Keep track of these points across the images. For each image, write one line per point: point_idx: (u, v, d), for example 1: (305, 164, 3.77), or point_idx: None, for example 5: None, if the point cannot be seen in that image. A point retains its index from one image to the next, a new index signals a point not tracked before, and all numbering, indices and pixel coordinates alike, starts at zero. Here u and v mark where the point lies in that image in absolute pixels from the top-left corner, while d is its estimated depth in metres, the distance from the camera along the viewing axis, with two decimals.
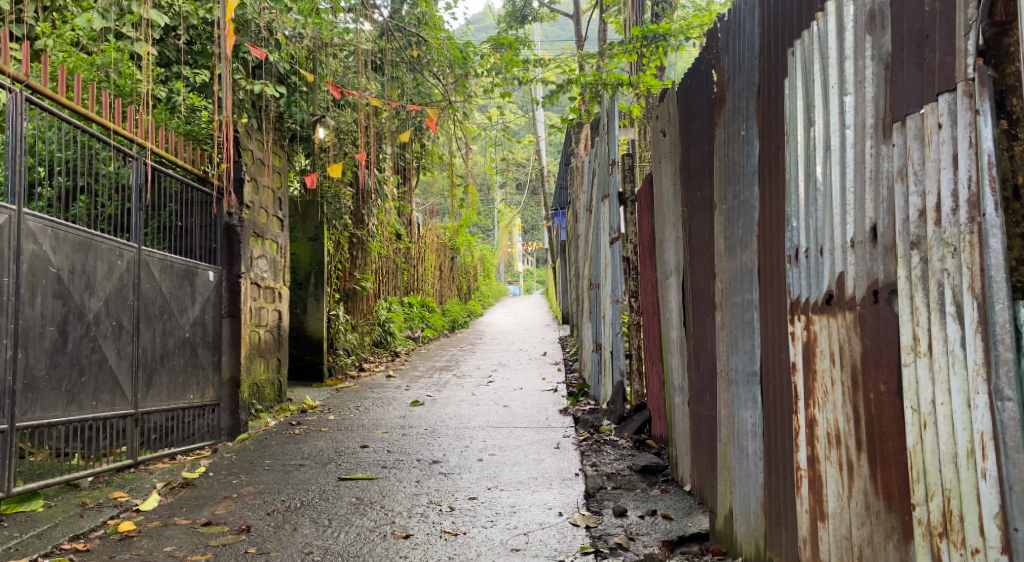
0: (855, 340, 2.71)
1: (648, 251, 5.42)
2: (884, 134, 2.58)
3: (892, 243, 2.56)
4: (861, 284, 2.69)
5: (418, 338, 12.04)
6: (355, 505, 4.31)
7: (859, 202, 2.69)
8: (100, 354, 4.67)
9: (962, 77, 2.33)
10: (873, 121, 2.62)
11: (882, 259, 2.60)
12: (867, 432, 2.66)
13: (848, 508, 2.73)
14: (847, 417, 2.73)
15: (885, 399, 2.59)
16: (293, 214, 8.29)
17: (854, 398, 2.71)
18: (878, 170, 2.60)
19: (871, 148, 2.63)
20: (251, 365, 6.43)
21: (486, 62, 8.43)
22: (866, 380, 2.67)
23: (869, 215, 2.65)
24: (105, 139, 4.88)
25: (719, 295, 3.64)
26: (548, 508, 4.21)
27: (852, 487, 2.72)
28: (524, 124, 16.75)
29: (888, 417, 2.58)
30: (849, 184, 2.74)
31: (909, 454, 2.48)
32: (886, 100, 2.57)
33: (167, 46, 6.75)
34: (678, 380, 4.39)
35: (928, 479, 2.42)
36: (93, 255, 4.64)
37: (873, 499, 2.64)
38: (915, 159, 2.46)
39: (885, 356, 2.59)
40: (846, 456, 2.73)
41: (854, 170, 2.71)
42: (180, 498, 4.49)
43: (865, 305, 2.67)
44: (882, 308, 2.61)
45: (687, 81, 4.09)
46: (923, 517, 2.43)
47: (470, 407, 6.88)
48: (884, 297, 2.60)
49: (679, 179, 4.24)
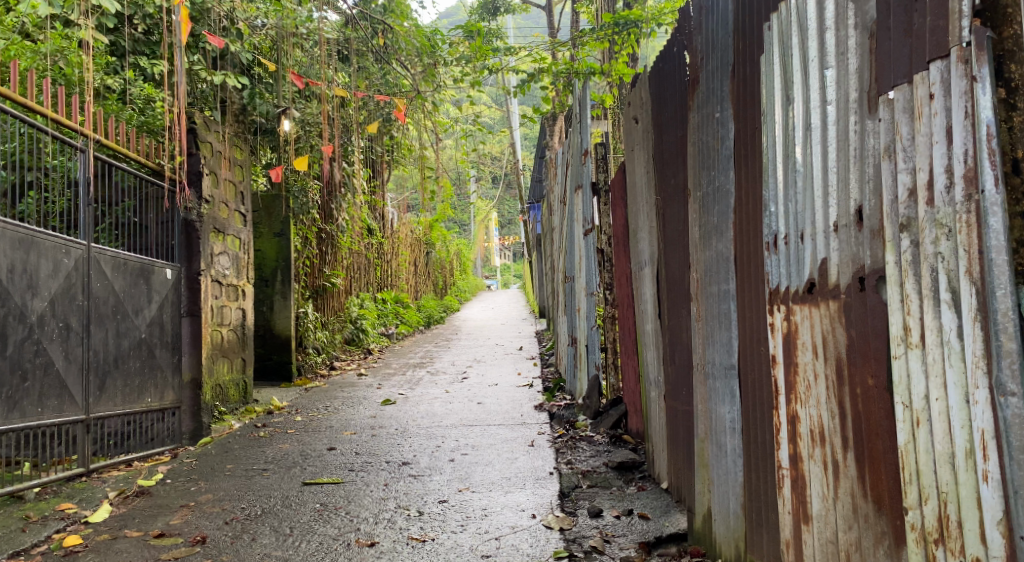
0: (841, 330, 2.54)
1: (623, 242, 5.23)
2: (869, 108, 2.40)
3: (879, 226, 2.39)
4: (847, 270, 2.51)
5: (391, 336, 11.81)
6: (318, 511, 4.10)
7: (843, 182, 2.52)
8: (45, 358, 4.45)
9: (956, 41, 2.15)
10: (857, 95, 2.44)
11: (869, 244, 2.43)
12: (854, 430, 2.48)
13: (833, 510, 2.56)
14: (832, 413, 2.56)
15: (874, 395, 2.42)
16: (257, 209, 8.04)
17: (840, 393, 2.54)
18: (863, 147, 2.43)
19: (855, 124, 2.45)
20: (213, 366, 6.20)
21: (454, 51, 8.20)
22: (852, 374, 2.49)
23: (854, 196, 2.47)
24: (47, 128, 4.64)
25: (694, 285, 3.46)
26: (520, 510, 4.01)
27: (838, 487, 2.54)
28: (498, 118, 16.50)
29: (877, 413, 2.41)
30: (831, 165, 2.56)
31: (900, 454, 2.31)
32: (871, 71, 2.39)
33: (120, 35, 6.52)
34: (653, 375, 4.22)
35: (922, 481, 2.25)
36: (35, 253, 4.39)
37: (861, 501, 2.46)
38: (904, 134, 2.29)
39: (873, 348, 2.42)
40: (831, 456, 2.56)
41: (836, 148, 2.53)
42: (133, 507, 4.27)
43: (850, 292, 2.50)
44: (869, 297, 2.43)
45: (658, 63, 3.89)
46: (916, 522, 2.26)
47: (442, 405, 6.68)
48: (870, 284, 2.42)
49: (652, 167, 4.05)
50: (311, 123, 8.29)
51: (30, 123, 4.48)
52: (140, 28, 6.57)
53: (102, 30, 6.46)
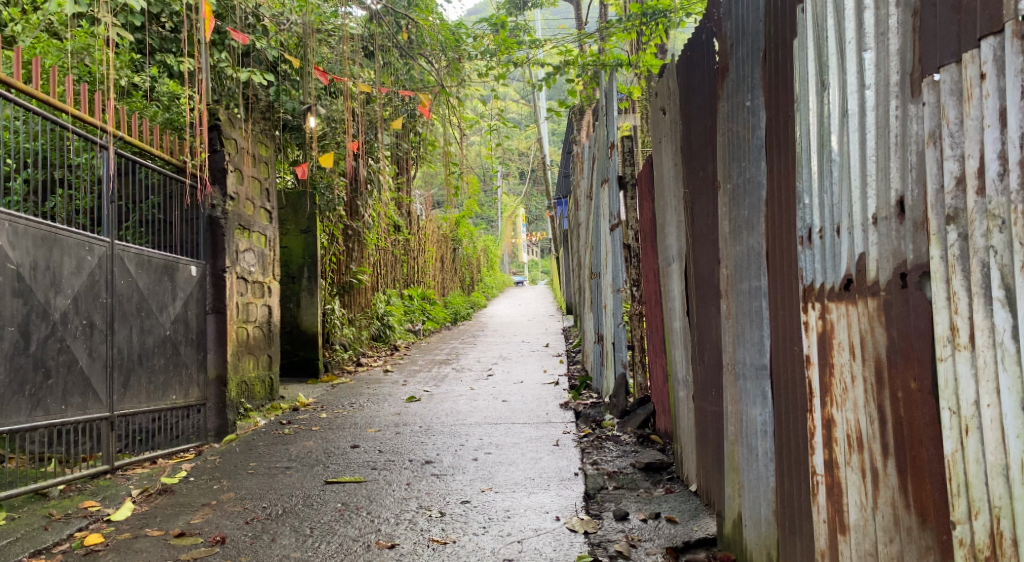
0: (880, 330, 2.44)
1: (650, 237, 5.13)
2: (912, 92, 2.31)
3: (922, 219, 2.29)
4: (887, 266, 2.42)
5: (418, 331, 11.77)
6: (339, 511, 4.04)
7: (882, 171, 2.42)
8: (69, 356, 4.44)
9: (1011, 15, 2.07)
10: (898, 77, 2.35)
11: (911, 237, 2.33)
12: (895, 436, 2.39)
13: (872, 521, 2.47)
14: (871, 417, 2.47)
15: (917, 399, 2.32)
16: (283, 206, 8.01)
17: (879, 397, 2.44)
18: (905, 134, 2.33)
19: (896, 109, 2.35)
20: (240, 363, 6.16)
21: (480, 45, 8.12)
22: (892, 377, 2.39)
23: (895, 187, 2.38)
24: (70, 126, 4.62)
25: (724, 281, 3.36)
26: (544, 512, 3.94)
27: (877, 497, 2.45)
28: (527, 113, 16.39)
29: (920, 420, 2.32)
30: (870, 153, 2.46)
31: (947, 464, 2.22)
32: (915, 52, 2.30)
33: (146, 33, 6.53)
34: (682, 373, 4.12)
35: (971, 494, 2.17)
36: (59, 250, 4.39)
37: (903, 511, 2.37)
38: (951, 118, 2.20)
39: (916, 350, 2.33)
40: (870, 462, 2.47)
41: (875, 136, 2.44)
42: (156, 506, 4.24)
43: (891, 290, 2.40)
44: (912, 294, 2.33)
45: (687, 52, 3.79)
46: (965, 538, 2.19)
47: (467, 403, 6.61)
48: (913, 280, 2.33)
49: (681, 159, 3.95)
50: (336, 119, 8.26)
51: (53, 121, 4.47)
52: (166, 25, 6.56)
53: (129, 28, 6.47)
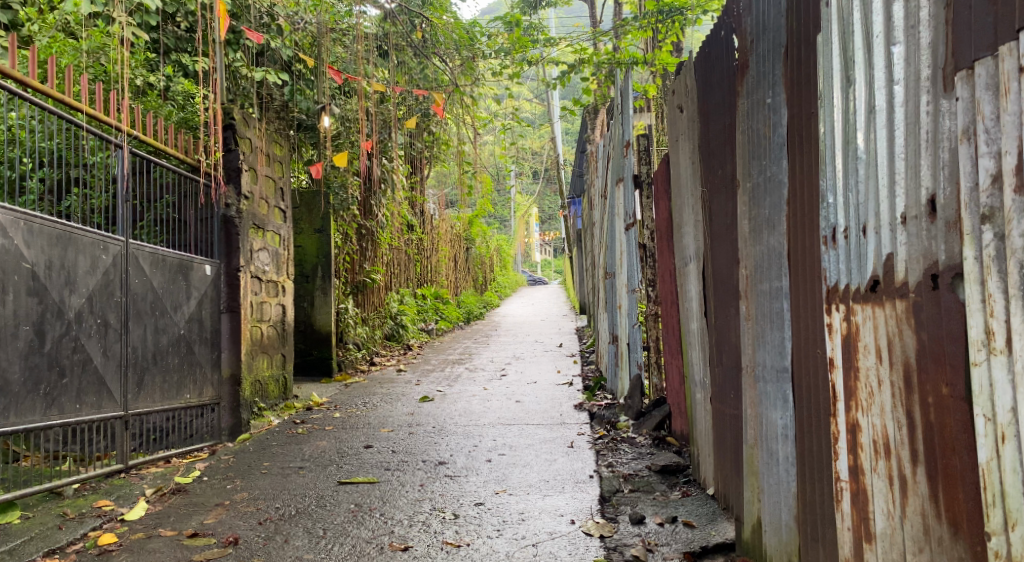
0: (909, 333, 2.40)
1: (666, 237, 5.09)
2: (944, 87, 2.28)
3: (955, 218, 2.26)
4: (916, 267, 2.38)
5: (431, 331, 11.75)
6: (352, 513, 4.02)
7: (912, 169, 2.38)
8: (83, 355, 4.43)
9: None
10: (930, 71, 2.31)
11: (944, 238, 2.30)
12: (925, 442, 2.35)
13: (900, 529, 2.43)
14: (899, 423, 2.43)
15: (949, 405, 2.29)
16: (297, 206, 8.00)
17: (908, 401, 2.40)
18: (936, 130, 2.30)
19: (928, 104, 2.32)
20: (254, 362, 6.15)
21: (495, 44, 8.09)
22: (922, 382, 2.36)
23: (926, 185, 2.34)
24: (85, 125, 4.61)
25: (743, 282, 3.32)
26: (559, 515, 3.90)
27: (906, 505, 2.41)
28: (542, 113, 16.34)
29: (953, 426, 2.28)
30: (898, 151, 2.42)
31: (982, 472, 2.19)
32: (947, 45, 2.26)
33: (162, 33, 6.53)
34: (699, 375, 4.08)
35: (1008, 504, 2.14)
36: (73, 249, 4.38)
37: (933, 520, 2.33)
38: (987, 114, 2.17)
39: (948, 354, 2.29)
40: (898, 469, 2.43)
41: (904, 132, 2.40)
42: (169, 505, 4.22)
43: (921, 291, 2.36)
44: (944, 296, 2.30)
45: (705, 48, 3.75)
46: (1000, 549, 2.15)
47: (481, 403, 6.58)
48: (945, 282, 2.29)
49: (698, 158, 3.91)
50: (350, 118, 8.24)
51: (69, 121, 4.46)
52: (182, 25, 6.56)
53: (144, 28, 6.47)
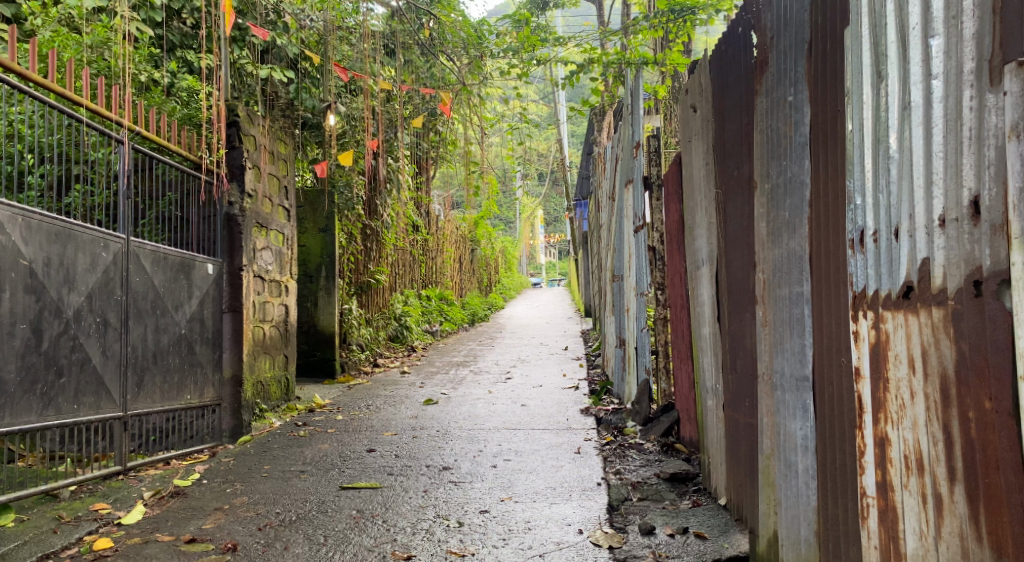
0: (948, 344, 2.34)
1: (676, 239, 4.98)
2: (990, 81, 2.23)
3: (1002, 220, 2.21)
4: (956, 273, 2.32)
5: (436, 333, 11.64)
6: (355, 519, 3.92)
7: (953, 168, 2.32)
8: (82, 354, 4.34)
9: None
10: (974, 64, 2.27)
11: (988, 242, 2.25)
12: (964, 459, 2.30)
13: (935, 551, 2.37)
14: (934, 438, 2.37)
15: (993, 420, 2.23)
16: (302, 205, 7.91)
17: (946, 416, 2.34)
18: (981, 127, 2.25)
19: (972, 99, 2.27)
20: (256, 363, 6.05)
21: (503, 43, 7.97)
22: (962, 396, 2.30)
23: (969, 185, 2.29)
24: (85, 120, 4.50)
25: (759, 286, 3.22)
26: (567, 524, 3.80)
27: (941, 526, 2.35)
28: (549, 114, 16.24)
29: (998, 444, 2.22)
30: (936, 149, 2.37)
31: None
32: (995, 37, 2.22)
33: (168, 29, 6.44)
34: (711, 381, 3.98)
35: None
36: (73, 246, 4.29)
37: (974, 542, 2.28)
38: None
39: (991, 367, 2.23)
40: (934, 487, 2.37)
41: (943, 129, 2.34)
42: (167, 509, 4.12)
43: (961, 299, 2.31)
44: (988, 305, 2.24)
45: (721, 46, 3.65)
46: None
47: (486, 407, 6.47)
48: (990, 289, 2.24)
49: (712, 159, 3.80)
50: (356, 117, 8.15)
51: (70, 115, 4.36)
52: (188, 21, 6.48)
53: (149, 23, 6.38)
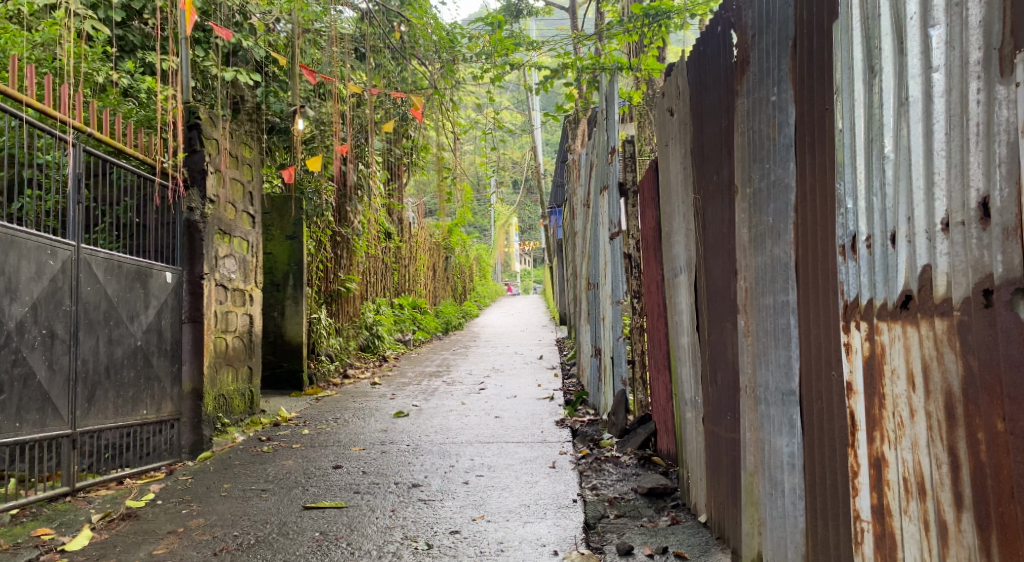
0: (953, 359, 2.18)
1: (653, 247, 4.80)
2: (1001, 71, 2.07)
3: (1015, 223, 2.04)
4: (963, 281, 2.16)
5: (408, 341, 11.42)
6: (317, 542, 3.71)
7: (960, 166, 2.16)
8: (25, 368, 4.11)
9: None
10: (981, 54, 2.11)
11: (1000, 246, 2.08)
12: (973, 484, 2.14)
13: None
14: (937, 461, 2.21)
15: (1007, 443, 2.06)
16: (268, 212, 7.68)
17: (952, 437, 2.18)
18: (990, 122, 2.09)
19: (979, 92, 2.11)
20: (218, 375, 5.80)
21: (474, 46, 7.76)
22: (970, 415, 2.14)
23: (977, 185, 2.12)
24: (31, 120, 4.26)
25: (741, 295, 3.05)
26: (541, 545, 3.61)
27: (946, 554, 2.20)
28: (523, 122, 16.07)
29: (1013, 470, 2.05)
30: (938, 147, 2.21)
31: None
32: (1005, 23, 2.06)
33: (129, 30, 6.22)
34: (688, 392, 3.80)
35: None
36: (15, 254, 4.05)
37: None
38: None
39: (1005, 384, 2.06)
40: (937, 513, 2.21)
41: (946, 125, 2.19)
42: (117, 534, 3.88)
43: (969, 309, 2.14)
44: (1000, 317, 2.08)
45: (700, 46, 3.48)
46: None
47: (457, 419, 6.26)
48: (1002, 299, 2.07)
49: (690, 163, 3.63)
50: (325, 122, 7.92)
51: (15, 116, 4.12)
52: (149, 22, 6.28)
53: (109, 23, 6.16)
